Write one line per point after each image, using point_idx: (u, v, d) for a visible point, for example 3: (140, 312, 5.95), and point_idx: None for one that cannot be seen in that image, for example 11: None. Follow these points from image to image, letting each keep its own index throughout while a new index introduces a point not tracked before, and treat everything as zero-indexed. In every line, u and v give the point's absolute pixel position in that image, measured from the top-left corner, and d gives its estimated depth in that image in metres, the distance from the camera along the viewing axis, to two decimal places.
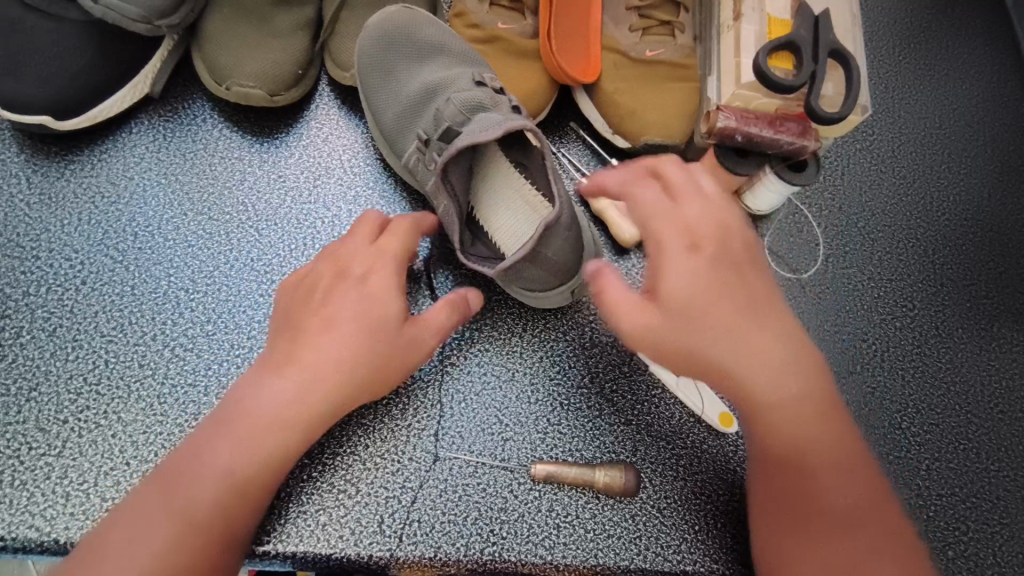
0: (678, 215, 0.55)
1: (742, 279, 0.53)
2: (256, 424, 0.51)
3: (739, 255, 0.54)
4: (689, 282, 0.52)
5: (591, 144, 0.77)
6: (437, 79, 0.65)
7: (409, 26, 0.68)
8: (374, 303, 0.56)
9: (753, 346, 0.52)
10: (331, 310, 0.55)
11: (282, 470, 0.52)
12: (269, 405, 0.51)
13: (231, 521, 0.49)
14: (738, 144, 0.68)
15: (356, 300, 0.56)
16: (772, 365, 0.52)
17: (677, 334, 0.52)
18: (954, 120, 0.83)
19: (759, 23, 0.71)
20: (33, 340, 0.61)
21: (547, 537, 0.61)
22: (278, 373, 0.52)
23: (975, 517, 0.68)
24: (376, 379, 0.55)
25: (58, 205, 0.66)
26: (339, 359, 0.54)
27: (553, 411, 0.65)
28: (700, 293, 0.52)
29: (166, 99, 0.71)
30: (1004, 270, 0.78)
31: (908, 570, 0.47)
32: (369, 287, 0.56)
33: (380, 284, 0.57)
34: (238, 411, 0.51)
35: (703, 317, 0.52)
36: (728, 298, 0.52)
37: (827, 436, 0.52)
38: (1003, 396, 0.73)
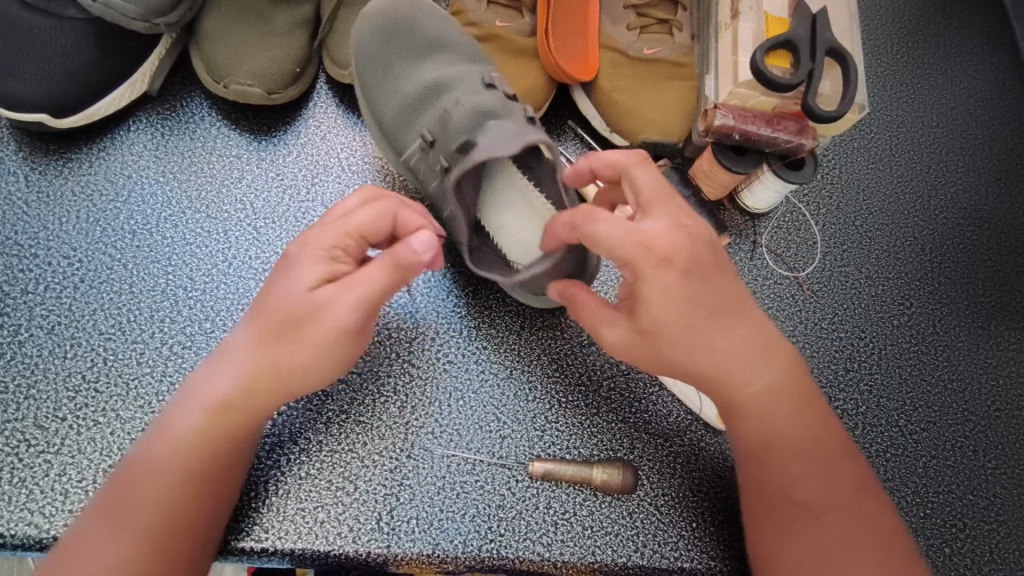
0: (646, 237, 0.50)
1: (714, 283, 0.53)
2: (191, 415, 0.51)
3: (706, 260, 0.52)
4: (660, 302, 0.51)
5: (588, 142, 0.76)
6: (440, 77, 0.65)
7: (410, 23, 0.68)
8: (293, 279, 0.52)
9: (728, 348, 0.54)
10: (262, 293, 0.54)
11: (219, 457, 0.51)
12: (197, 397, 0.51)
13: (171, 513, 0.48)
14: (736, 142, 0.68)
15: (282, 282, 0.53)
16: (748, 364, 0.54)
17: (654, 344, 0.53)
18: (952, 118, 0.83)
19: (757, 21, 0.72)
20: (31, 338, 0.62)
21: (545, 534, 0.61)
22: (213, 362, 0.53)
23: (972, 514, 0.68)
24: (304, 358, 0.52)
25: (56, 203, 0.66)
26: (266, 343, 0.52)
27: (550, 409, 0.65)
28: (671, 310, 0.51)
29: (164, 97, 0.71)
30: (1002, 268, 0.78)
31: (879, 554, 0.51)
32: (294, 263, 0.53)
33: (306, 257, 0.53)
34: (180, 405, 0.52)
35: (677, 327, 0.52)
36: (699, 308, 0.52)
37: (801, 430, 0.54)
38: (1000, 393, 0.73)
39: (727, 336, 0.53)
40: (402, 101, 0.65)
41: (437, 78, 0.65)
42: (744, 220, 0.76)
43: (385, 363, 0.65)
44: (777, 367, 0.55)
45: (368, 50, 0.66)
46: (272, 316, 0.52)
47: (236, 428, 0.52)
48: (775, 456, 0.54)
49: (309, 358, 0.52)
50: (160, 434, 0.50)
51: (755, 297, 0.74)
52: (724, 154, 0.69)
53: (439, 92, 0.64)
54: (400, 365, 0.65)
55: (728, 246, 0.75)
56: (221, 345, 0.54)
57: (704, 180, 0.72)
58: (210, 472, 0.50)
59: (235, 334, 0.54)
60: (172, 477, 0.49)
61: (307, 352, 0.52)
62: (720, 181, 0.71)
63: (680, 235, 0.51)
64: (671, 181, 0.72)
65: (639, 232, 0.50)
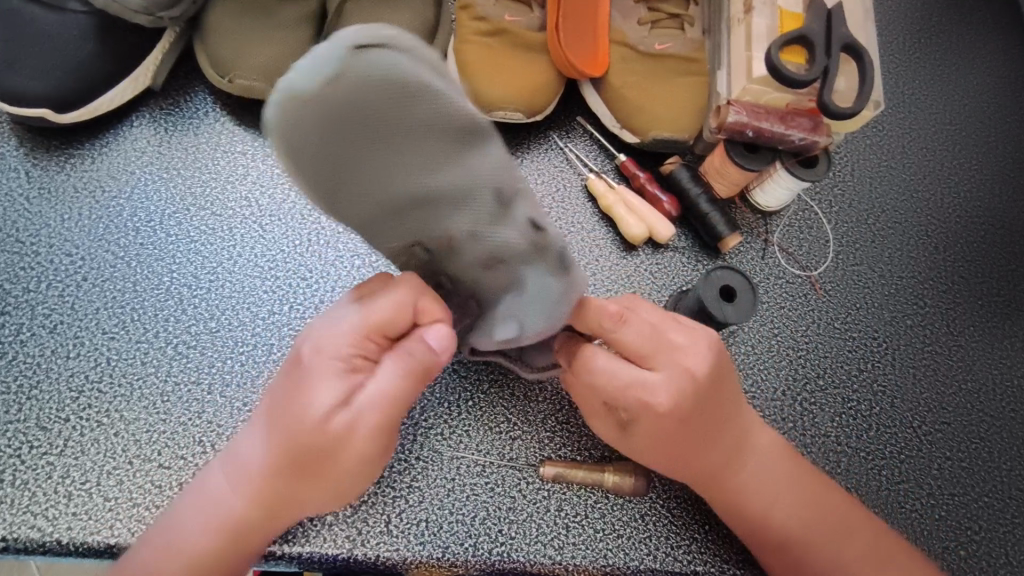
0: (643, 386, 0.52)
1: (711, 405, 0.55)
2: (195, 519, 0.50)
3: (705, 390, 0.54)
4: (659, 437, 0.54)
5: (599, 138, 0.75)
6: (441, 187, 0.42)
7: (385, 74, 0.35)
8: (302, 398, 0.48)
9: (721, 455, 0.56)
10: (269, 402, 0.50)
11: (228, 559, 0.50)
12: (202, 505, 0.50)
13: None
14: (749, 139, 0.67)
15: (296, 395, 0.48)
16: (740, 462, 0.57)
17: (659, 462, 0.56)
18: (965, 115, 0.82)
19: (770, 16, 0.70)
20: (33, 337, 0.60)
21: (556, 537, 0.60)
22: (220, 471, 0.51)
23: (987, 517, 0.67)
24: (303, 475, 0.48)
25: (59, 198, 0.65)
26: (265, 457, 0.48)
27: (561, 410, 0.64)
28: (668, 440, 0.54)
29: (168, 92, 0.70)
30: (1016, 267, 0.77)
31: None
32: (304, 373, 0.49)
33: (316, 368, 0.48)
34: (189, 498, 0.51)
35: (675, 450, 0.55)
36: (694, 431, 0.54)
37: (809, 510, 0.57)
38: (1015, 394, 0.72)
39: (721, 442, 0.56)
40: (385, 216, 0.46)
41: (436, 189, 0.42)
42: (755, 217, 0.75)
43: None
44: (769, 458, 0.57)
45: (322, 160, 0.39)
46: (277, 443, 0.48)
47: (243, 536, 0.50)
48: (791, 547, 0.56)
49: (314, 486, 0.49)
50: (167, 543, 0.50)
51: (767, 297, 0.73)
52: (736, 151, 0.67)
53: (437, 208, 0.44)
54: None
55: (739, 245, 0.74)
56: (228, 450, 0.51)
57: (715, 179, 0.71)
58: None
59: (243, 443, 0.50)
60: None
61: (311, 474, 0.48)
62: (732, 179, 0.70)
63: (678, 378, 0.53)
64: (682, 178, 0.71)
65: (637, 383, 0.52)
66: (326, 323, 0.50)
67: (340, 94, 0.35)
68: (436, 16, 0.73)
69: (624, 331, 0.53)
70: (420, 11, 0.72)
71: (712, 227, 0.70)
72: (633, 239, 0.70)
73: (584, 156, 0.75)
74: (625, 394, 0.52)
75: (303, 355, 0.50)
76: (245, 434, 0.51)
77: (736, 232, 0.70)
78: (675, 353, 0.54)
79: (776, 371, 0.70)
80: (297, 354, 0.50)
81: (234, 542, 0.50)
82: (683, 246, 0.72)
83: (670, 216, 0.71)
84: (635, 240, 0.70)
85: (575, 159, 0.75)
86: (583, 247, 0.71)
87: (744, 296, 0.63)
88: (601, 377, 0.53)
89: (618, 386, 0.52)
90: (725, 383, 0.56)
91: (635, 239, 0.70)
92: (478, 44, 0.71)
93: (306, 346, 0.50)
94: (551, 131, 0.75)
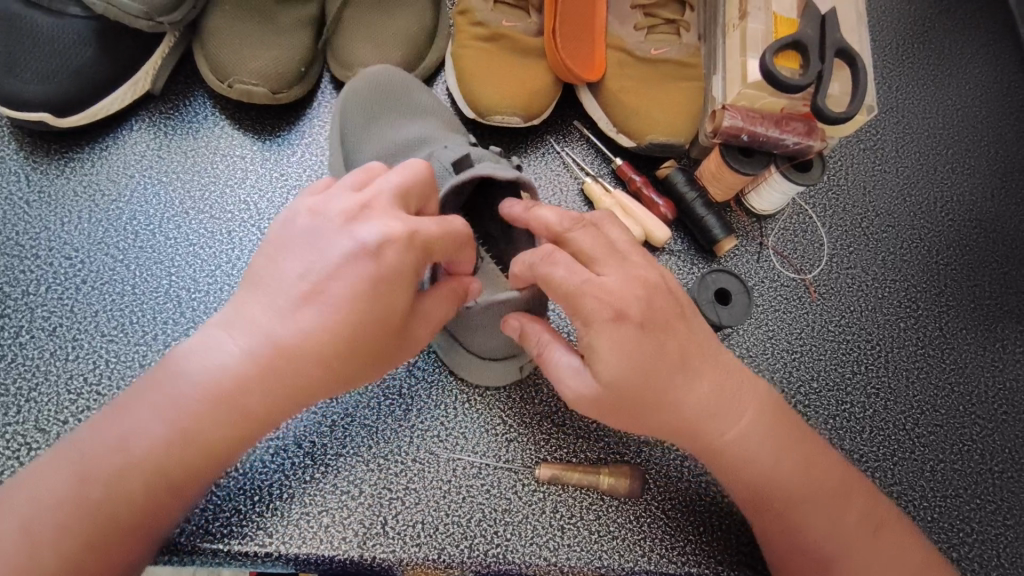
0: (601, 288, 0.50)
1: (679, 333, 0.51)
2: (187, 402, 0.44)
3: (668, 312, 0.51)
4: (623, 358, 0.49)
5: (595, 143, 0.76)
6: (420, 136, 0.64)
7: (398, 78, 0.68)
8: (379, 300, 0.45)
9: (702, 399, 0.52)
10: (319, 302, 0.45)
11: (208, 449, 0.45)
12: (202, 388, 0.44)
13: (151, 497, 0.45)
14: (743, 143, 0.67)
15: (364, 293, 0.45)
16: (721, 420, 0.53)
17: (630, 395, 0.50)
18: (958, 120, 0.83)
19: (765, 22, 0.71)
20: (32, 339, 0.61)
21: (551, 538, 0.60)
22: (232, 370, 0.44)
23: (979, 518, 0.68)
24: (345, 373, 0.46)
25: (59, 202, 0.66)
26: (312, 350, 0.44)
27: (557, 412, 0.65)
28: (636, 365, 0.49)
29: (167, 96, 0.70)
30: (1008, 270, 0.78)
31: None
32: (379, 272, 0.45)
33: (395, 269, 0.45)
34: (175, 381, 0.44)
35: (645, 378, 0.50)
36: (660, 373, 0.50)
37: (800, 483, 0.54)
38: (1007, 396, 0.73)
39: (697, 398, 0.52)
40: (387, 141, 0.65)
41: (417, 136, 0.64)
42: (750, 221, 0.76)
43: None
44: (762, 415, 0.54)
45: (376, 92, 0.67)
46: (335, 348, 0.45)
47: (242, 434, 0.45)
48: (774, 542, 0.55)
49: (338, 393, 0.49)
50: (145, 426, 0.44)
51: (761, 299, 0.73)
52: (732, 155, 0.68)
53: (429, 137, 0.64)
54: (405, 369, 0.64)
55: (734, 248, 0.75)
56: (236, 335, 0.45)
57: (711, 182, 0.72)
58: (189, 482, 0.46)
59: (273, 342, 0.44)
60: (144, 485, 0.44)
61: (358, 370, 0.47)
62: (729, 184, 0.70)
63: (633, 286, 0.50)
64: (678, 182, 0.71)
65: (592, 284, 0.50)
66: (395, 220, 0.46)
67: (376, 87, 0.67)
68: (436, 21, 0.74)
69: (574, 237, 0.52)
70: (418, 15, 0.72)
71: (707, 230, 0.71)
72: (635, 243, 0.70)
73: (581, 160, 0.76)
74: (580, 295, 0.49)
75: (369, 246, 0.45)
76: (262, 326, 0.44)
77: (730, 235, 0.71)
78: (625, 272, 0.51)
79: (770, 373, 0.70)
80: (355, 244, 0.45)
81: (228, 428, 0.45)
82: (678, 250, 0.74)
83: (667, 219, 0.72)
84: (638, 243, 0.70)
85: (572, 163, 0.76)
86: None
87: (738, 296, 0.65)
88: (554, 275, 0.50)
89: (573, 284, 0.50)
90: (692, 328, 0.53)
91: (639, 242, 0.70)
92: (475, 48, 0.71)
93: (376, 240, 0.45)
94: (548, 135, 0.76)
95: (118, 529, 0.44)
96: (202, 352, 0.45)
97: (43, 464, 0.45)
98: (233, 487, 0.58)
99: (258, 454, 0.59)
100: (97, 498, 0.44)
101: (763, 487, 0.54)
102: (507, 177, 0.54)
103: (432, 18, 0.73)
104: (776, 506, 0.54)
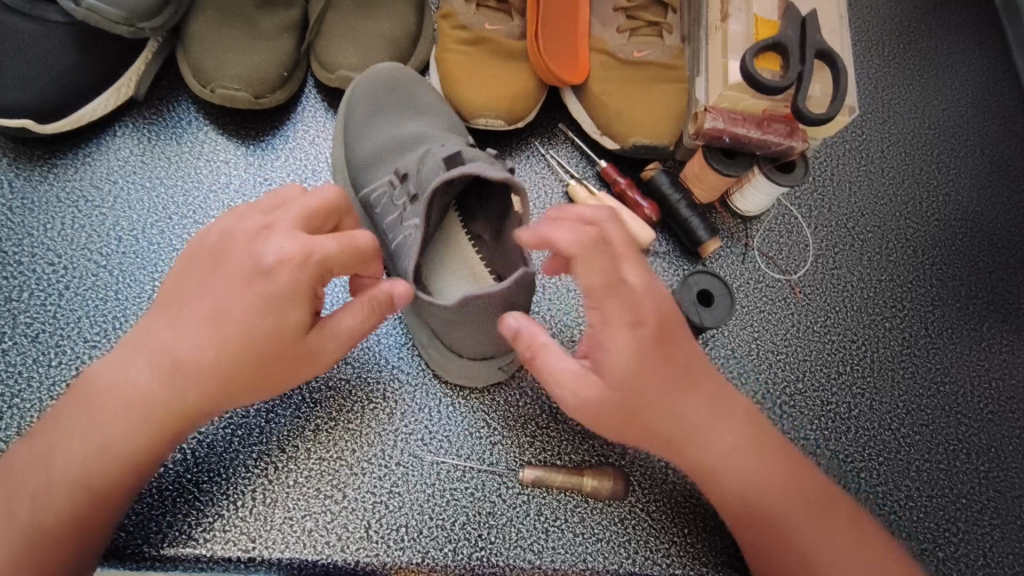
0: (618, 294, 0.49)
1: (683, 344, 0.52)
2: (108, 406, 0.48)
3: (675, 327, 0.52)
4: (631, 359, 0.50)
5: (580, 145, 0.77)
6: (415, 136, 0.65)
7: (403, 78, 0.68)
8: (267, 316, 0.48)
9: (696, 412, 0.53)
10: (218, 313, 0.48)
11: (122, 444, 0.48)
12: (122, 396, 0.48)
13: (89, 470, 0.47)
14: (726, 145, 0.67)
15: (251, 305, 0.47)
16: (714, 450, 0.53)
17: (626, 407, 0.51)
18: (944, 120, 0.83)
19: (746, 24, 0.71)
20: (15, 345, 0.61)
21: (535, 541, 0.60)
22: (138, 390, 0.48)
23: (965, 518, 0.68)
24: (236, 385, 0.49)
25: (42, 208, 0.66)
26: (200, 356, 0.48)
27: (541, 415, 0.65)
28: (646, 365, 0.50)
29: (151, 101, 0.71)
30: (993, 270, 0.78)
31: None
32: (274, 292, 0.47)
33: (285, 291, 0.47)
34: (107, 389, 0.49)
35: (647, 389, 0.50)
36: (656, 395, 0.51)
37: (777, 488, 0.54)
38: (993, 397, 0.73)
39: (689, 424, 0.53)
40: (384, 135, 0.66)
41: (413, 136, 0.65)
42: (735, 222, 0.76)
43: (374, 369, 0.65)
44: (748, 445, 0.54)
45: (380, 88, 0.67)
46: (221, 356, 0.48)
47: (172, 437, 0.50)
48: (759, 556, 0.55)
49: (255, 399, 0.52)
50: (87, 424, 0.48)
51: (746, 300, 0.73)
52: (714, 156, 0.68)
53: (425, 139, 0.65)
54: (389, 372, 0.65)
55: (719, 249, 0.75)
56: (148, 357, 0.48)
57: (696, 184, 0.72)
58: (99, 488, 0.48)
59: (177, 349, 0.48)
60: (105, 452, 0.48)
61: (261, 381, 0.50)
62: (712, 185, 0.71)
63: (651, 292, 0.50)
64: (661, 184, 0.71)
65: (616, 288, 0.49)
66: (291, 240, 0.47)
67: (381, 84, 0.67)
68: (418, 25, 0.74)
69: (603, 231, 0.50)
70: (401, 19, 0.72)
71: (691, 231, 0.71)
72: (641, 242, 0.71)
73: (566, 162, 0.76)
74: (605, 294, 0.49)
75: (268, 267, 0.47)
76: (174, 334, 0.49)
77: (715, 237, 0.71)
78: (641, 283, 0.50)
79: (756, 373, 0.70)
80: (257, 264, 0.47)
81: (142, 434, 0.48)
82: (663, 251, 0.74)
83: (652, 220, 0.72)
84: (643, 243, 0.71)
85: (556, 165, 0.76)
86: None
87: (721, 297, 0.63)
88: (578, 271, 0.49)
89: (601, 285, 0.49)
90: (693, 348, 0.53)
91: (643, 242, 0.71)
92: (457, 53, 0.71)
93: (269, 257, 0.47)
94: (533, 138, 0.77)
95: (95, 497, 0.48)
96: (116, 371, 0.49)
97: (41, 440, 0.49)
98: (217, 492, 0.58)
99: (241, 460, 0.60)
100: (72, 470, 0.47)
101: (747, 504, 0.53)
102: (492, 179, 0.54)
103: (415, 23, 0.73)
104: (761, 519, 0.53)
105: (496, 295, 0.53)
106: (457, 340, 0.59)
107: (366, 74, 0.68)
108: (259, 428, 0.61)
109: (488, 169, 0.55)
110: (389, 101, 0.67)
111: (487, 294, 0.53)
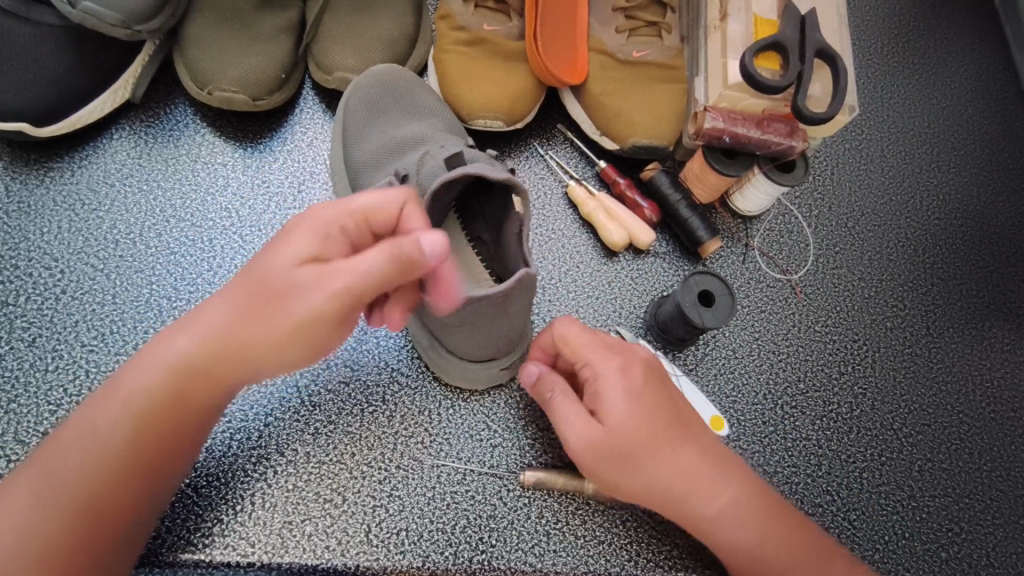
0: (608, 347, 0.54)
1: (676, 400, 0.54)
2: (130, 366, 0.50)
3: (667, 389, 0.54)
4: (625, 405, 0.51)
5: (580, 146, 0.76)
6: (415, 138, 0.64)
7: (402, 80, 0.68)
8: (285, 256, 0.48)
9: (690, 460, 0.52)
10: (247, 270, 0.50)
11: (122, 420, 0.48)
12: (148, 349, 0.50)
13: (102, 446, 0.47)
14: (727, 144, 0.67)
15: (272, 250, 0.49)
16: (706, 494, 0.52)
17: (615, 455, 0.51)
18: (943, 119, 0.83)
19: (746, 24, 0.71)
20: (12, 350, 0.61)
21: (536, 544, 0.60)
22: (164, 342, 0.50)
23: (968, 518, 0.68)
24: (253, 331, 0.49)
25: (38, 212, 0.65)
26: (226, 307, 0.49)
27: (541, 417, 0.65)
28: (637, 408, 0.52)
29: (148, 104, 0.70)
30: (994, 269, 0.78)
31: None
32: (292, 229, 0.49)
33: (302, 227, 0.48)
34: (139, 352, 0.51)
35: (638, 438, 0.51)
36: (650, 441, 0.51)
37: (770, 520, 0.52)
38: (996, 396, 0.73)
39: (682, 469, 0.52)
40: (383, 137, 0.65)
41: (411, 137, 0.64)
42: (735, 222, 0.76)
43: (373, 371, 0.64)
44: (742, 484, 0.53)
45: (379, 90, 0.67)
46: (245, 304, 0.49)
47: (183, 394, 0.49)
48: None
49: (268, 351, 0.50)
50: (107, 394, 0.49)
51: (747, 301, 0.73)
52: (714, 156, 0.68)
53: (424, 139, 0.64)
54: (388, 375, 0.64)
55: (720, 249, 0.74)
56: (181, 321, 0.51)
57: (695, 184, 0.71)
58: (108, 442, 0.48)
59: (207, 307, 0.50)
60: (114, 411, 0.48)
61: (277, 327, 0.48)
62: (712, 186, 0.70)
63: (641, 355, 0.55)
64: (661, 184, 0.71)
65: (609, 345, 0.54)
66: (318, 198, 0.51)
67: (380, 86, 0.67)
68: (416, 26, 0.73)
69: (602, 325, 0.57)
70: (399, 20, 0.71)
71: (692, 231, 0.70)
72: (640, 245, 0.71)
73: (566, 162, 0.76)
74: (598, 348, 0.54)
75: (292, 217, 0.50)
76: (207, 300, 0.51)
77: (715, 237, 0.71)
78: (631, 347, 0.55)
79: (757, 374, 0.70)
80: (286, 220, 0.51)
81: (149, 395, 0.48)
82: (663, 252, 0.74)
83: (652, 222, 0.72)
84: (642, 245, 0.70)
85: (556, 166, 0.76)
86: (562, 250, 0.73)
87: (722, 298, 0.63)
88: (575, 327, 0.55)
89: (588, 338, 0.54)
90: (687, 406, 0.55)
91: (642, 245, 0.70)
92: (455, 54, 0.71)
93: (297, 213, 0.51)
94: (532, 139, 0.76)
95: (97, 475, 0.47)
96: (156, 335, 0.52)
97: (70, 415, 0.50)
98: (215, 496, 0.58)
99: (240, 464, 0.59)
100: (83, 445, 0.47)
101: (743, 532, 0.52)
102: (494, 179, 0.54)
103: (413, 24, 0.73)
104: (755, 550, 0.52)
105: (500, 294, 0.52)
106: (458, 343, 0.59)
107: (366, 76, 0.67)
108: (258, 431, 0.61)
109: (489, 168, 0.55)
110: (388, 103, 0.67)
111: (489, 296, 0.52)
